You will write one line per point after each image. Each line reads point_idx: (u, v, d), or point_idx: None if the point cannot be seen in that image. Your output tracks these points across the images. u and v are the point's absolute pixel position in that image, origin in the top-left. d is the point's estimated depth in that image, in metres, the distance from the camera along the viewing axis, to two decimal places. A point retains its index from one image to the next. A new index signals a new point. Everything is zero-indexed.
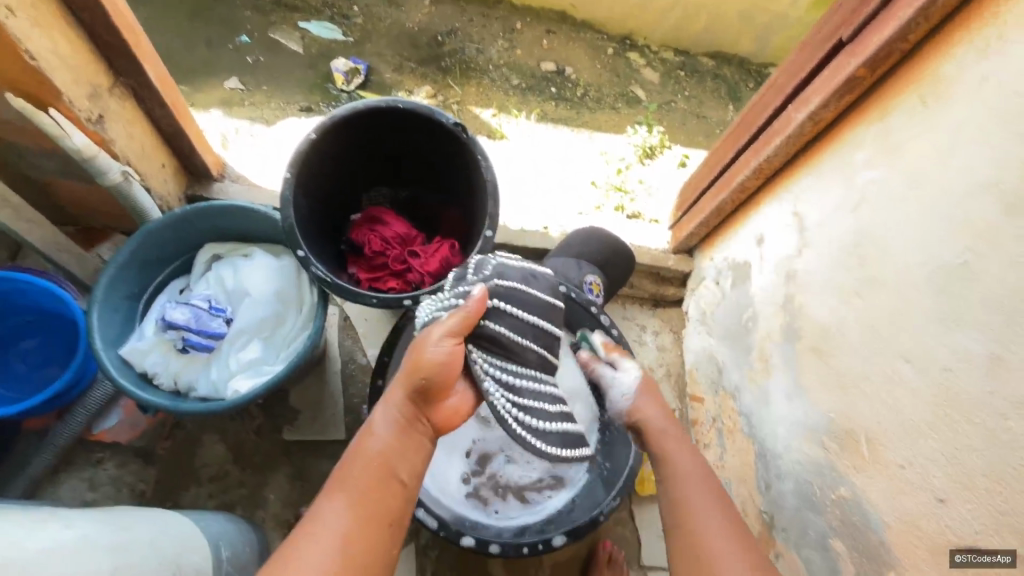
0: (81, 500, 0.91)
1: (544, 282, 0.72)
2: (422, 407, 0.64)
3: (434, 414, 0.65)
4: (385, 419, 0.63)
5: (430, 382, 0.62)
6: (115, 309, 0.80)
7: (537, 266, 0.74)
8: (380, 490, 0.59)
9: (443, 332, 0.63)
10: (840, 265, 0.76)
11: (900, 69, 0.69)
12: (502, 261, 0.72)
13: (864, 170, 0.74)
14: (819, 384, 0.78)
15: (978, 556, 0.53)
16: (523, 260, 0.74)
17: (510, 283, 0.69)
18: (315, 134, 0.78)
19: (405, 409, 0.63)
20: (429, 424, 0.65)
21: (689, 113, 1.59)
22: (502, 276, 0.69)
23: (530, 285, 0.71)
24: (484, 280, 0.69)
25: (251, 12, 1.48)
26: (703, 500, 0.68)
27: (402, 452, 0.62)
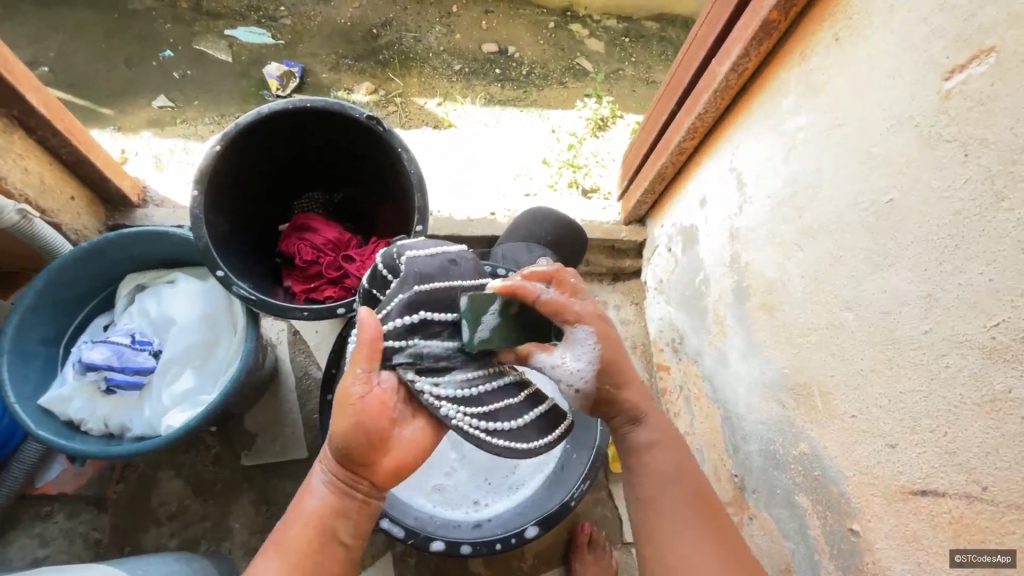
0: (32, 558, 0.87)
1: (465, 265, 0.63)
2: (358, 470, 0.58)
3: (373, 474, 0.59)
4: (323, 479, 0.59)
5: (353, 444, 0.56)
6: (30, 356, 0.76)
7: (450, 247, 0.64)
8: (314, 554, 0.57)
9: (353, 380, 0.57)
10: (777, 218, 0.74)
11: (811, 8, 0.67)
12: (412, 254, 0.62)
13: (792, 117, 0.71)
14: (770, 341, 0.76)
15: (976, 555, 0.48)
16: (430, 244, 0.63)
17: (429, 285, 0.60)
18: (219, 145, 0.74)
19: (341, 469, 0.58)
20: (369, 483, 0.59)
21: (637, 79, 1.56)
22: (421, 279, 0.60)
23: (451, 276, 0.61)
24: (400, 288, 0.60)
25: (171, 24, 1.41)
26: (669, 471, 0.63)
27: (342, 514, 0.58)
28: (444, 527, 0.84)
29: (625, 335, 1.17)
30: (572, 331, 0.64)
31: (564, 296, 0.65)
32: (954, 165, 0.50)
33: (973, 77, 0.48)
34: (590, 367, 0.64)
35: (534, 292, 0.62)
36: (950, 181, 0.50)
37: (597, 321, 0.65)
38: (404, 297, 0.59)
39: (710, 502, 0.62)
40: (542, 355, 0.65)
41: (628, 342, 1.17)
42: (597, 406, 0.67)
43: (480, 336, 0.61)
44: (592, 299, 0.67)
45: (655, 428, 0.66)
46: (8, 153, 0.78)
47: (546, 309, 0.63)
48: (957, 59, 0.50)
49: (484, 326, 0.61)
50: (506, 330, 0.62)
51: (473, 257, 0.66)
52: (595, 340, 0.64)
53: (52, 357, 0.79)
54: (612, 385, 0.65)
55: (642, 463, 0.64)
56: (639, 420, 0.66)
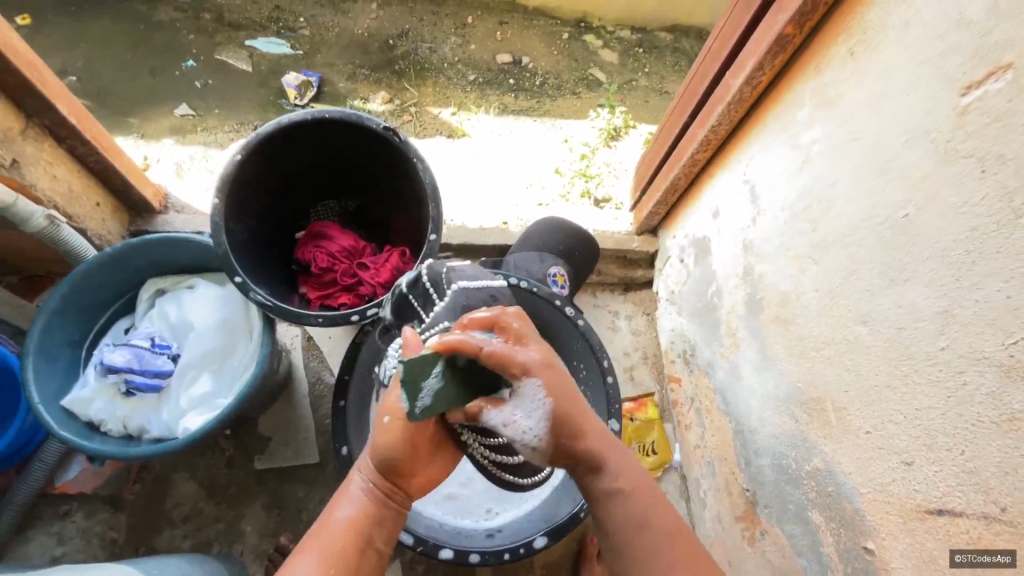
0: (50, 555, 0.89)
1: (505, 301, 0.74)
2: (399, 480, 0.61)
3: (413, 485, 0.62)
4: (362, 487, 0.60)
5: (406, 450, 0.58)
6: (54, 358, 0.77)
7: (494, 283, 0.74)
8: (355, 560, 0.57)
9: (405, 394, 0.59)
10: (791, 230, 0.74)
11: (826, 24, 0.67)
12: (461, 283, 0.70)
13: (806, 130, 0.71)
14: (784, 355, 0.76)
15: (979, 555, 0.49)
16: (479, 276, 0.73)
17: (472, 315, 0.69)
18: (240, 155, 0.76)
19: (380, 478, 0.60)
20: (405, 494, 0.62)
21: (651, 90, 1.56)
22: (465, 310, 0.68)
23: (492, 309, 0.71)
24: (448, 312, 0.68)
25: (194, 35, 1.45)
26: (637, 520, 0.58)
27: (379, 522, 0.59)
28: (454, 535, 0.84)
29: (636, 346, 1.17)
30: (521, 385, 0.59)
31: (508, 344, 0.60)
32: (971, 181, 0.50)
33: (990, 93, 0.48)
34: (542, 424, 0.59)
35: (474, 345, 0.56)
36: (967, 197, 0.50)
37: (543, 370, 0.59)
38: (447, 322, 0.67)
39: (688, 544, 0.57)
40: (493, 411, 0.60)
41: (639, 352, 1.17)
42: (558, 458, 0.63)
43: (422, 404, 0.54)
44: (536, 344, 0.62)
45: (619, 473, 0.61)
46: (38, 161, 0.81)
47: (490, 361, 0.58)
48: (973, 76, 0.50)
49: (426, 393, 0.54)
50: (449, 392, 0.56)
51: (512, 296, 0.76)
52: (546, 395, 0.59)
53: (75, 359, 0.81)
54: (568, 437, 0.61)
55: (608, 511, 0.60)
56: (600, 469, 0.61)
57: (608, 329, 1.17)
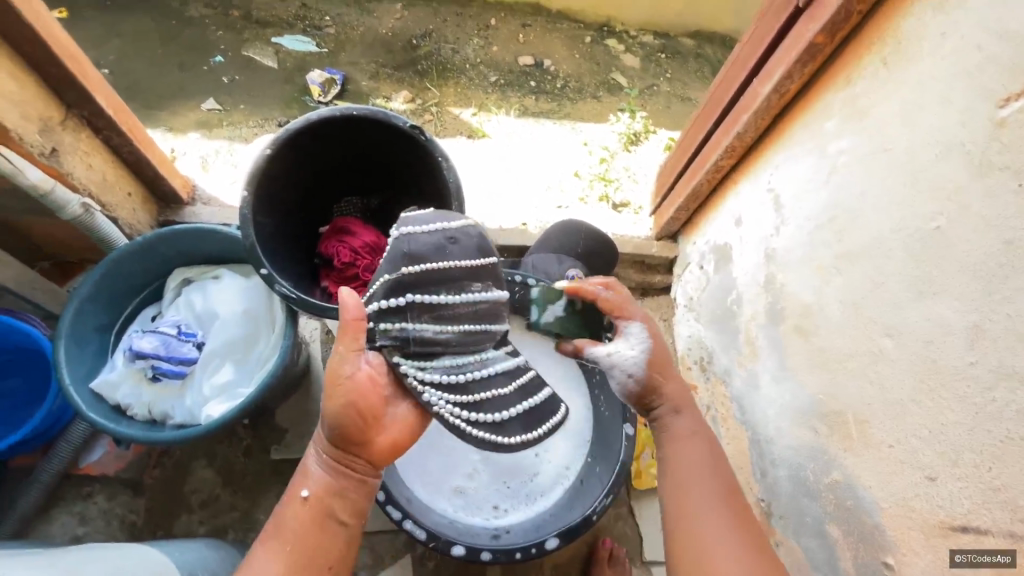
0: (72, 535, 0.91)
1: (466, 242, 0.62)
2: (353, 449, 0.59)
3: (368, 453, 0.60)
4: (318, 460, 0.60)
5: (345, 421, 0.57)
6: (84, 341, 0.79)
7: (452, 222, 0.62)
8: (316, 535, 0.58)
9: (343, 358, 0.57)
10: (816, 240, 0.74)
11: (858, 33, 0.66)
12: (410, 229, 0.60)
13: (835, 139, 0.71)
14: (805, 365, 0.75)
15: (980, 555, 0.50)
16: (436, 217, 0.62)
17: (421, 266, 0.59)
18: (269, 149, 0.77)
19: (333, 449, 0.59)
20: (365, 461, 0.60)
21: (672, 95, 1.56)
22: (410, 260, 0.59)
23: (448, 255, 0.60)
24: (390, 267, 0.59)
25: (224, 31, 1.47)
26: (697, 466, 0.63)
27: (338, 494, 0.60)
28: (465, 531, 0.84)
29: None
30: (624, 325, 0.71)
31: (619, 297, 0.72)
32: (1007, 194, 0.49)
33: None
34: (641, 357, 0.69)
35: (592, 292, 0.71)
36: (1002, 211, 0.50)
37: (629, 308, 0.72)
38: (392, 278, 0.59)
39: (739, 498, 0.62)
40: (593, 347, 0.72)
41: None
42: (642, 400, 0.70)
43: (545, 320, 0.76)
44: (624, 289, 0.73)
45: (694, 422, 0.67)
46: (75, 150, 0.83)
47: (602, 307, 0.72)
48: (1012, 88, 0.49)
49: (550, 314, 0.75)
50: (569, 323, 0.75)
51: (482, 234, 0.63)
52: (647, 335, 0.69)
53: (104, 344, 0.83)
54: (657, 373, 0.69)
55: (673, 452, 0.65)
56: (679, 410, 0.68)
57: None
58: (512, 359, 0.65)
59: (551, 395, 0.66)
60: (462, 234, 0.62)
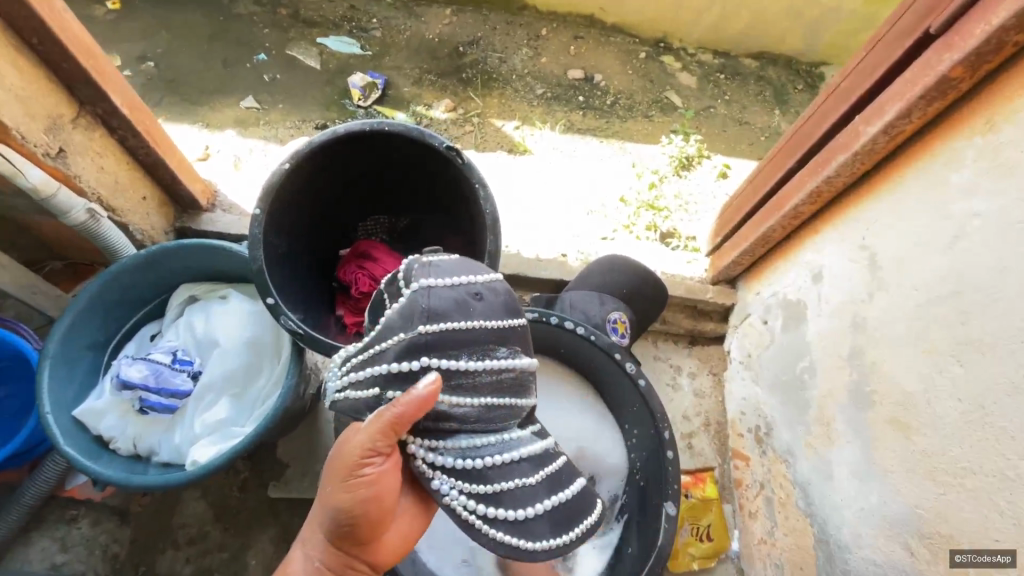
0: (50, 562, 0.84)
1: (495, 300, 0.50)
2: (354, 552, 0.48)
3: (374, 557, 0.49)
4: (307, 570, 0.48)
5: (359, 518, 0.46)
6: (73, 363, 0.72)
7: (477, 275, 0.51)
8: None
9: (365, 446, 0.46)
10: (928, 318, 0.60)
11: (1010, 68, 0.53)
12: (428, 280, 0.50)
13: (963, 197, 0.57)
14: (902, 468, 0.61)
15: (978, 556, 0.51)
16: (459, 268, 0.51)
17: (439, 324, 0.48)
18: (288, 163, 0.68)
19: (328, 554, 0.48)
20: (366, 566, 0.49)
21: (730, 119, 1.43)
22: (428, 317, 0.48)
23: (472, 313, 0.49)
24: (403, 323, 0.48)
25: (268, 29, 1.42)
26: None
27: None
28: None
29: (698, 410, 1.03)
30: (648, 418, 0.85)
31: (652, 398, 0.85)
32: None
33: None
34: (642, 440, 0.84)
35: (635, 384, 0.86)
36: None
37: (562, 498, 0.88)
38: (405, 336, 0.48)
39: None
40: None
41: (700, 418, 1.03)
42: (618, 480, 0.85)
43: None
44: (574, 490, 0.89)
45: None
46: (86, 150, 0.76)
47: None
48: None
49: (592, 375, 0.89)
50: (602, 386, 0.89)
51: (510, 290, 0.52)
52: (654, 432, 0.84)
53: (96, 364, 0.76)
54: None
55: None
56: None
57: (667, 386, 1.04)
58: (540, 441, 0.51)
59: (583, 486, 0.52)
60: (490, 290, 0.51)
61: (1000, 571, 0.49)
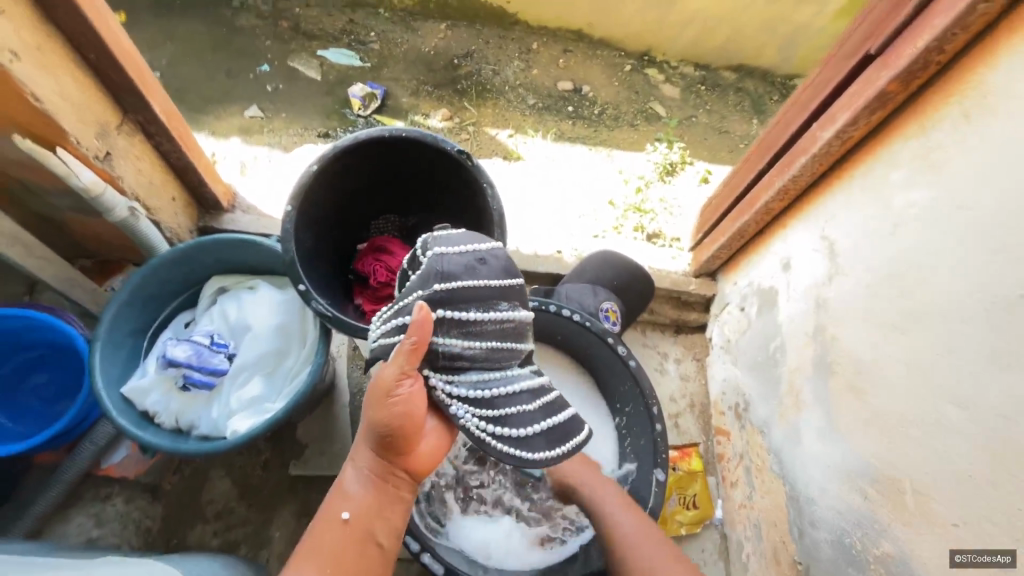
0: (87, 537, 0.90)
1: (496, 263, 0.59)
2: (395, 461, 0.58)
3: (410, 466, 0.59)
4: (357, 477, 0.58)
5: (396, 434, 0.55)
6: (119, 346, 0.79)
7: (482, 244, 0.60)
8: (358, 555, 0.56)
9: (396, 374, 0.54)
10: (875, 295, 0.70)
11: (936, 83, 0.63)
12: (440, 250, 0.59)
13: (901, 192, 0.67)
14: (856, 425, 0.71)
15: (978, 556, 0.53)
16: (467, 238, 0.60)
17: (451, 282, 0.56)
18: (317, 165, 0.77)
19: (374, 463, 0.58)
20: (405, 473, 0.59)
21: (710, 128, 1.54)
22: (440, 277, 0.57)
23: (478, 274, 0.58)
24: (420, 283, 0.57)
25: (271, 42, 1.51)
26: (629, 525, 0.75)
27: (378, 510, 0.58)
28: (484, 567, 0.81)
29: (683, 392, 1.12)
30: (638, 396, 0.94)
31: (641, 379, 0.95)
32: None
33: None
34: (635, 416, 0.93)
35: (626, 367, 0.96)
36: None
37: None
38: (422, 294, 0.57)
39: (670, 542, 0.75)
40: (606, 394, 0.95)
41: (685, 399, 1.12)
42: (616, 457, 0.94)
43: None
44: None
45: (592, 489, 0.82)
46: (128, 154, 0.84)
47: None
48: None
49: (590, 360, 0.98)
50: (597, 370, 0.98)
51: (510, 255, 0.61)
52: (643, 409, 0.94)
53: (138, 348, 0.83)
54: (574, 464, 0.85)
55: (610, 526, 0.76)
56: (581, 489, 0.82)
57: (655, 371, 1.14)
58: (537, 377, 0.61)
59: (573, 414, 0.63)
60: (494, 255, 0.60)
61: (1002, 571, 0.51)
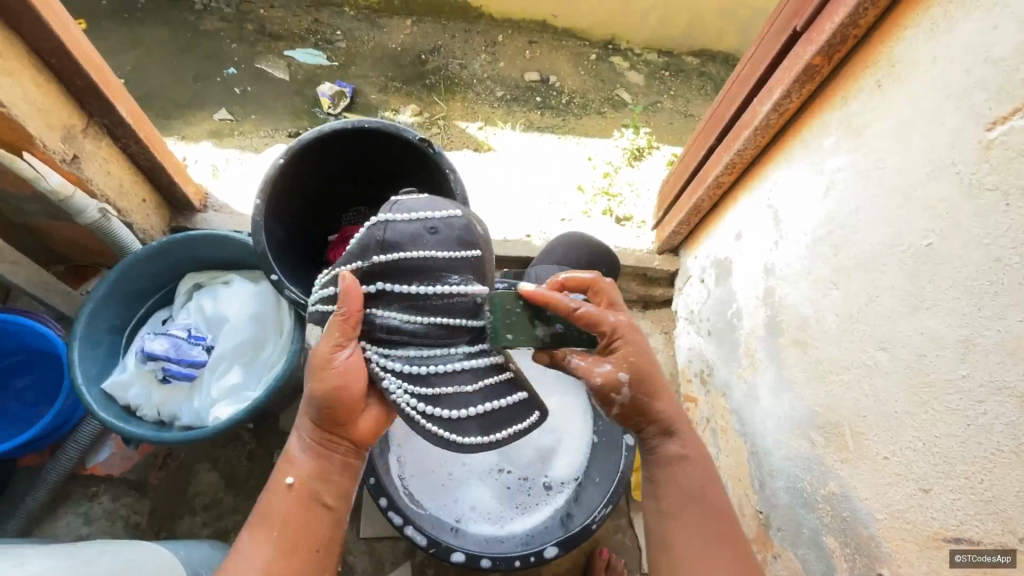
0: (76, 534, 0.92)
1: (447, 234, 0.61)
2: (337, 432, 0.63)
3: (351, 435, 0.63)
4: (302, 446, 0.63)
5: (332, 403, 0.60)
6: (96, 343, 0.81)
7: (437, 213, 0.62)
8: (304, 518, 0.60)
9: (331, 345, 0.59)
10: (814, 255, 0.75)
11: (855, 55, 0.69)
12: (389, 218, 0.61)
13: (831, 157, 0.73)
14: (802, 377, 0.76)
15: (973, 555, 0.51)
16: (421, 206, 0.62)
17: (392, 254, 0.60)
18: (283, 159, 0.79)
19: (317, 432, 0.63)
20: (349, 443, 0.64)
21: (675, 112, 1.59)
22: (382, 247, 0.60)
23: (424, 245, 0.60)
24: (362, 252, 0.60)
25: (236, 44, 1.51)
26: (690, 486, 0.63)
27: (324, 477, 0.62)
28: (464, 539, 0.84)
29: None
30: None
31: None
32: (996, 213, 0.51)
33: (1015, 128, 0.50)
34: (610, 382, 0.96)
35: None
36: (991, 228, 0.51)
37: (631, 331, 0.63)
38: (364, 264, 0.60)
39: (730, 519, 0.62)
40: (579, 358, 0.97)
41: None
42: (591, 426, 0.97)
43: None
44: (626, 311, 0.65)
45: (688, 443, 0.65)
46: (95, 156, 0.86)
47: (580, 323, 0.62)
48: (998, 111, 0.51)
49: None
50: None
51: (468, 225, 0.63)
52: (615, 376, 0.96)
53: (115, 345, 0.85)
54: (645, 394, 0.63)
55: (670, 474, 0.64)
56: (670, 432, 0.65)
57: None
58: (483, 358, 0.62)
59: (520, 400, 0.63)
60: (444, 227, 0.61)
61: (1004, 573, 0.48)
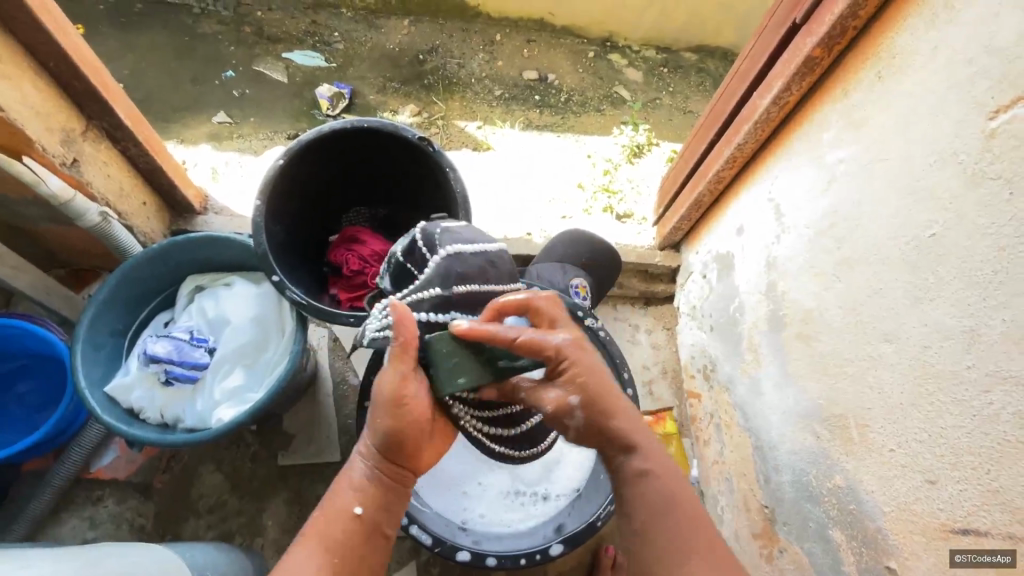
0: (82, 538, 0.92)
1: (503, 267, 0.68)
2: (401, 463, 0.63)
3: (414, 464, 0.63)
4: (365, 473, 0.62)
5: (403, 436, 0.60)
6: (99, 346, 0.81)
7: (492, 246, 0.68)
8: (364, 548, 0.60)
9: (401, 376, 0.59)
10: (817, 248, 0.75)
11: (855, 47, 0.69)
12: (454, 248, 0.65)
13: (833, 150, 0.72)
14: (806, 371, 0.76)
15: (977, 557, 0.51)
16: (477, 239, 0.67)
17: (466, 284, 0.64)
18: (283, 159, 0.79)
19: (383, 462, 0.62)
20: (410, 473, 0.64)
21: (674, 108, 1.59)
22: (461, 279, 0.64)
23: (489, 277, 0.66)
24: (439, 283, 0.64)
25: (234, 47, 1.51)
26: (664, 500, 0.60)
27: (386, 507, 0.62)
28: (468, 538, 0.84)
29: (656, 360, 1.18)
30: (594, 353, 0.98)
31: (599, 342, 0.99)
32: (999, 202, 0.51)
33: (1018, 117, 0.49)
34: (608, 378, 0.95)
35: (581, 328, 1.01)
36: (995, 218, 0.51)
37: (576, 351, 0.62)
38: (441, 293, 0.63)
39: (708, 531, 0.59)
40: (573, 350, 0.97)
41: (658, 366, 1.17)
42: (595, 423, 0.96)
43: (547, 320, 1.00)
44: (569, 329, 0.64)
45: (648, 456, 0.63)
46: (95, 160, 0.86)
47: (523, 351, 0.60)
48: (1001, 100, 0.51)
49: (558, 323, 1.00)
50: None
51: (512, 261, 0.70)
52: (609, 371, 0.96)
53: (119, 348, 0.85)
54: (598, 416, 0.63)
55: (637, 491, 0.61)
56: (631, 448, 0.63)
57: (627, 342, 1.18)
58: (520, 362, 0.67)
59: None
60: (498, 263, 0.68)
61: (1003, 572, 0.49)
